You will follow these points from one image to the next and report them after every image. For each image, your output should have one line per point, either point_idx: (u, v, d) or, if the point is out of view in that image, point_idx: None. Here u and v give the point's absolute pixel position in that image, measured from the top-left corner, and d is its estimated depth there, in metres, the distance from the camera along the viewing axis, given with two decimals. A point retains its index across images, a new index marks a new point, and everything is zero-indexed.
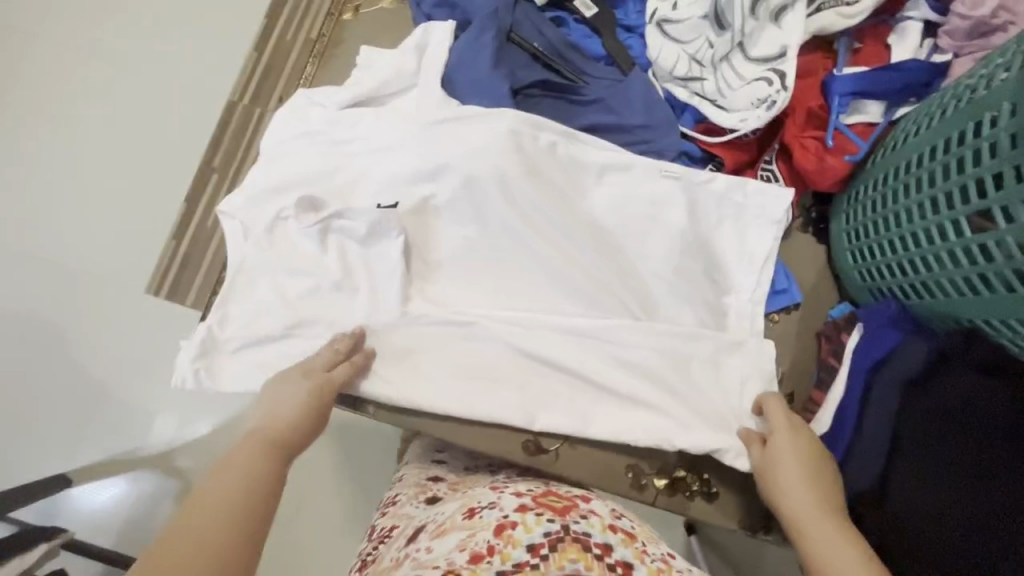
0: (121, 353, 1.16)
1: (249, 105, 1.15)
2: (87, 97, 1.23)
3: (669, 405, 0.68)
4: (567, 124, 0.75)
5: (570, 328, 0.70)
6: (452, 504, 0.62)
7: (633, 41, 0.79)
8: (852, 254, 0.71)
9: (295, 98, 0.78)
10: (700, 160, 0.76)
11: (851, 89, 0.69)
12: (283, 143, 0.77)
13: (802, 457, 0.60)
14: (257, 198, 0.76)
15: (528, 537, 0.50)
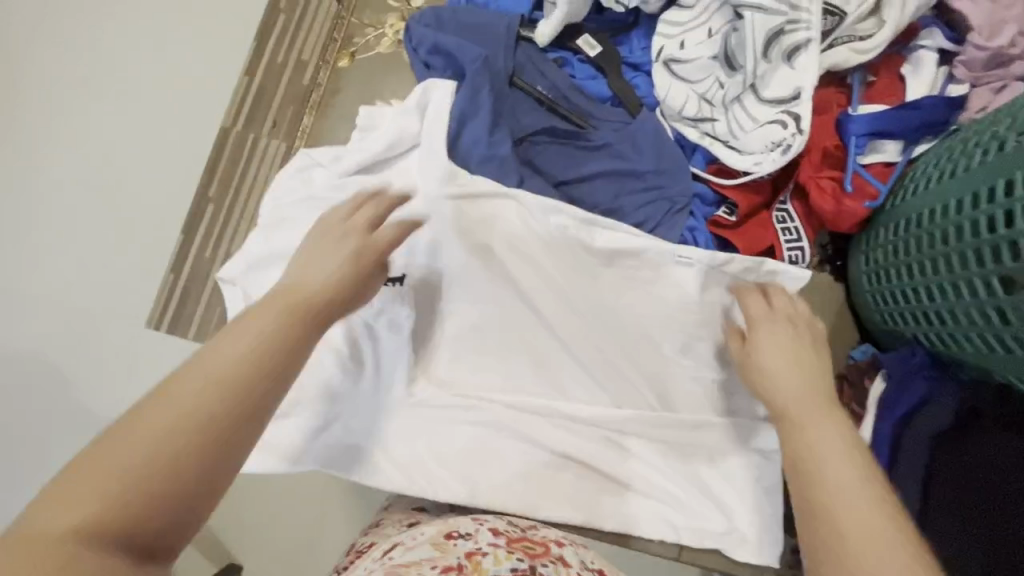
0: None
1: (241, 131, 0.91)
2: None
3: (672, 470, 0.70)
4: (575, 172, 0.73)
5: (583, 403, 0.72)
6: (432, 528, 0.56)
7: (639, 80, 0.76)
8: (872, 297, 0.70)
9: (297, 158, 0.75)
10: (713, 202, 0.74)
11: (868, 129, 0.67)
12: (284, 207, 0.75)
13: (787, 346, 0.53)
14: (257, 266, 0.74)
15: (495, 568, 0.46)
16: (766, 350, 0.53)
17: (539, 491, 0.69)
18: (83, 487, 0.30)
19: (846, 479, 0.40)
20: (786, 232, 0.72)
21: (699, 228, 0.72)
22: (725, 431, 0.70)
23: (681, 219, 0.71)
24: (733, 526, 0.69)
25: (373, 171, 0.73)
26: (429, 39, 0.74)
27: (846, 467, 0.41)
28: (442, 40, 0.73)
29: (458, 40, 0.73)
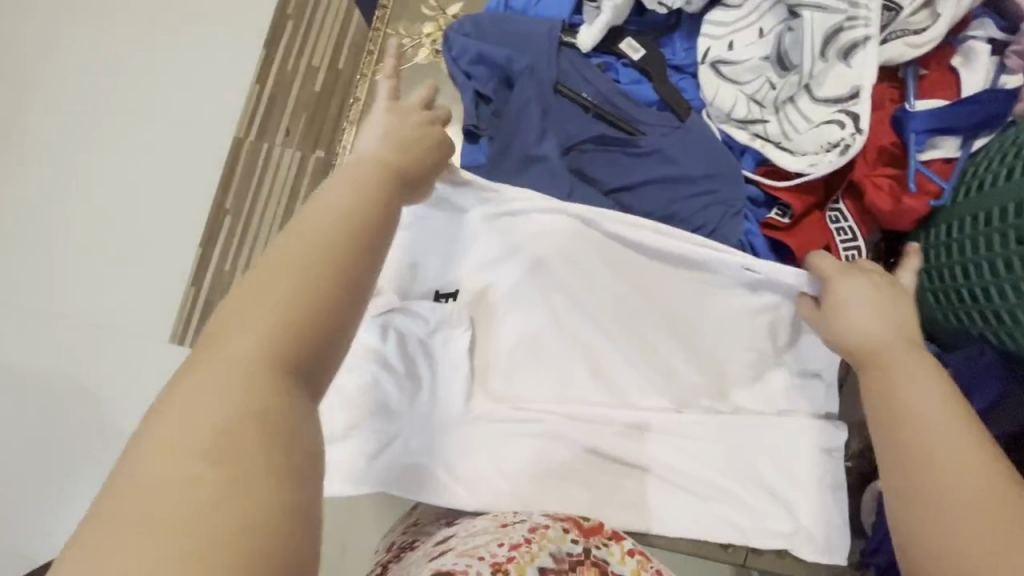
0: None
1: (250, 138, 0.95)
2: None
3: (735, 472, 0.69)
4: (625, 178, 0.72)
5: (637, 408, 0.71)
6: (484, 520, 0.58)
7: (686, 83, 0.75)
8: (933, 296, 0.69)
9: None
10: (763, 203, 0.73)
11: (928, 126, 0.65)
12: None
13: (870, 297, 0.59)
14: None
15: (556, 545, 0.48)
16: (850, 308, 0.59)
17: (606, 501, 0.69)
18: (235, 336, 0.34)
19: (941, 434, 0.47)
20: (841, 232, 0.71)
21: (753, 231, 0.72)
22: (792, 432, 0.69)
23: (738, 223, 0.70)
24: (799, 529, 0.68)
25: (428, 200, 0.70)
26: (473, 48, 0.73)
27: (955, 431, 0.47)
28: (488, 48, 0.73)
29: (505, 49, 0.72)
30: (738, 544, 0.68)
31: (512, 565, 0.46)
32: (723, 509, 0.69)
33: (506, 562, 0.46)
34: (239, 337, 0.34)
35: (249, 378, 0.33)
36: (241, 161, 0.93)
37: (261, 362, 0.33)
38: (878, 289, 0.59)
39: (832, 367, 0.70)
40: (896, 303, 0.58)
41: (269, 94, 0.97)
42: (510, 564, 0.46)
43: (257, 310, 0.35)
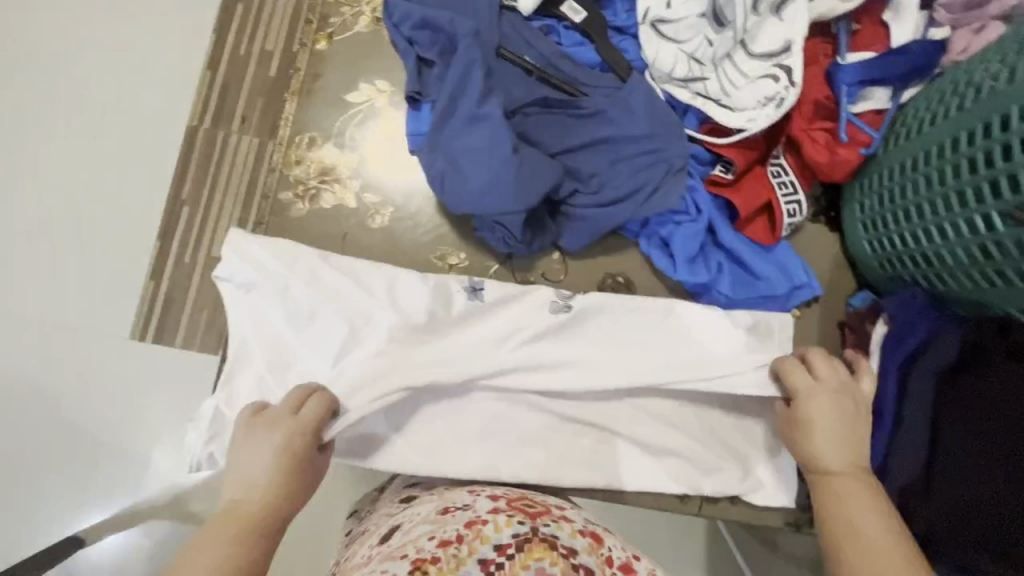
0: (105, 410, 1.05)
1: (209, 128, 1.09)
2: (68, 103, 1.11)
3: (688, 423, 0.72)
4: (569, 140, 0.71)
5: (588, 365, 0.69)
6: (430, 503, 0.60)
7: (627, 44, 0.75)
8: (870, 244, 0.71)
9: (236, 241, 0.69)
10: (708, 162, 0.75)
11: (860, 78, 0.67)
12: (245, 279, 0.69)
13: (834, 417, 0.60)
14: (246, 284, 0.69)
15: (497, 535, 0.50)
16: (819, 436, 0.60)
17: (561, 463, 0.69)
18: None
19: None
20: (782, 186, 0.73)
21: (697, 188, 0.73)
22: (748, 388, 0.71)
23: (681, 180, 0.71)
24: (750, 474, 0.71)
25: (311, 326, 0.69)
26: (414, 14, 0.71)
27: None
28: (430, 13, 0.71)
29: (447, 13, 0.71)
30: (693, 494, 0.70)
31: (433, 567, 0.47)
32: (676, 461, 0.71)
33: (429, 560, 0.48)
34: None
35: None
36: (197, 149, 1.08)
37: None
38: (845, 412, 0.61)
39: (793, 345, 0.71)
40: (853, 417, 0.61)
41: (228, 83, 1.09)
42: (432, 565, 0.48)
43: None
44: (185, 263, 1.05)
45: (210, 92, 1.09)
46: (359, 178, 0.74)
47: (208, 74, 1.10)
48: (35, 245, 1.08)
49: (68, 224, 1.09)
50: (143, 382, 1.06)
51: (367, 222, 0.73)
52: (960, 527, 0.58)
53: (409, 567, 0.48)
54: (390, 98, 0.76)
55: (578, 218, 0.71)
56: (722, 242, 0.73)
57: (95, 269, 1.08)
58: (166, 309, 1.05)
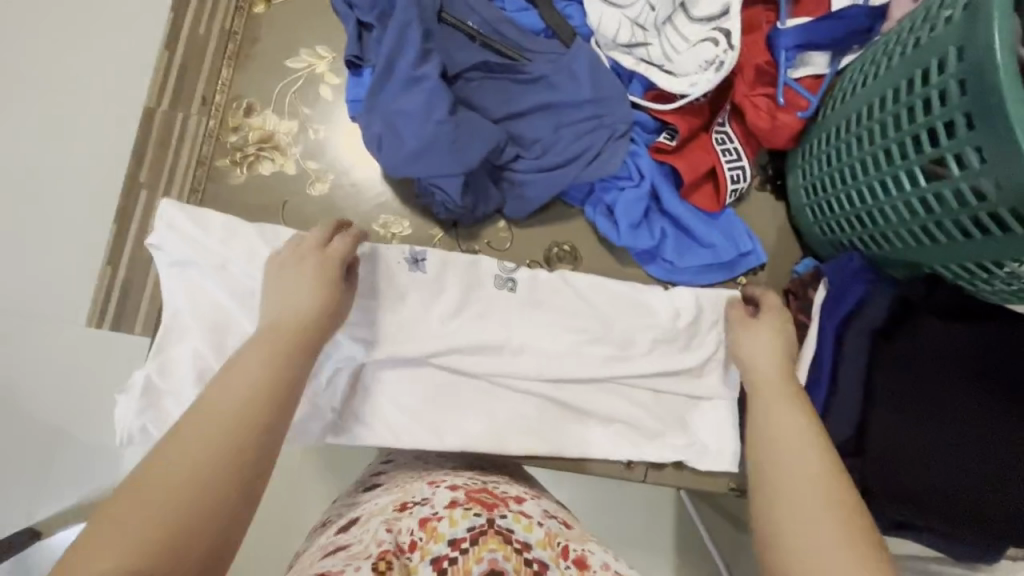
0: (64, 395, 1.05)
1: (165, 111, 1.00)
2: (18, 82, 1.09)
3: (637, 393, 0.71)
4: (511, 105, 0.71)
5: (539, 348, 0.69)
6: (387, 496, 0.57)
7: (572, 10, 0.74)
8: (811, 210, 0.72)
9: (169, 212, 0.66)
10: (654, 130, 0.74)
11: (797, 42, 0.67)
12: (180, 253, 0.66)
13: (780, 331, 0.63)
14: (180, 256, 0.66)
15: (451, 531, 0.47)
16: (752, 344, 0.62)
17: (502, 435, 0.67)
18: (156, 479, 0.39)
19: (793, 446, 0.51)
20: (726, 152, 0.73)
21: (640, 154, 0.73)
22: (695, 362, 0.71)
23: (623, 145, 0.71)
24: (694, 438, 0.71)
25: (253, 301, 0.66)
26: None
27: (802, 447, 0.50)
28: None
29: None
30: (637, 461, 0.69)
31: (398, 557, 0.46)
32: (619, 428, 0.70)
33: (393, 550, 0.46)
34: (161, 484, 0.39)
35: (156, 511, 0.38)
36: (153, 131, 1.00)
37: (176, 499, 0.39)
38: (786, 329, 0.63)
39: None
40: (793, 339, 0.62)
41: (186, 68, 1.02)
42: (398, 556, 0.46)
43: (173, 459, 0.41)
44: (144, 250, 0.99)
45: (166, 75, 1.02)
46: (300, 144, 0.72)
47: (164, 54, 1.03)
48: None
49: (22, 206, 1.07)
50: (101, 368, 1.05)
51: (306, 189, 0.72)
52: (888, 481, 0.60)
53: (374, 560, 0.45)
54: (331, 65, 0.74)
55: (521, 183, 0.70)
56: (668, 209, 0.73)
57: (48, 252, 1.07)
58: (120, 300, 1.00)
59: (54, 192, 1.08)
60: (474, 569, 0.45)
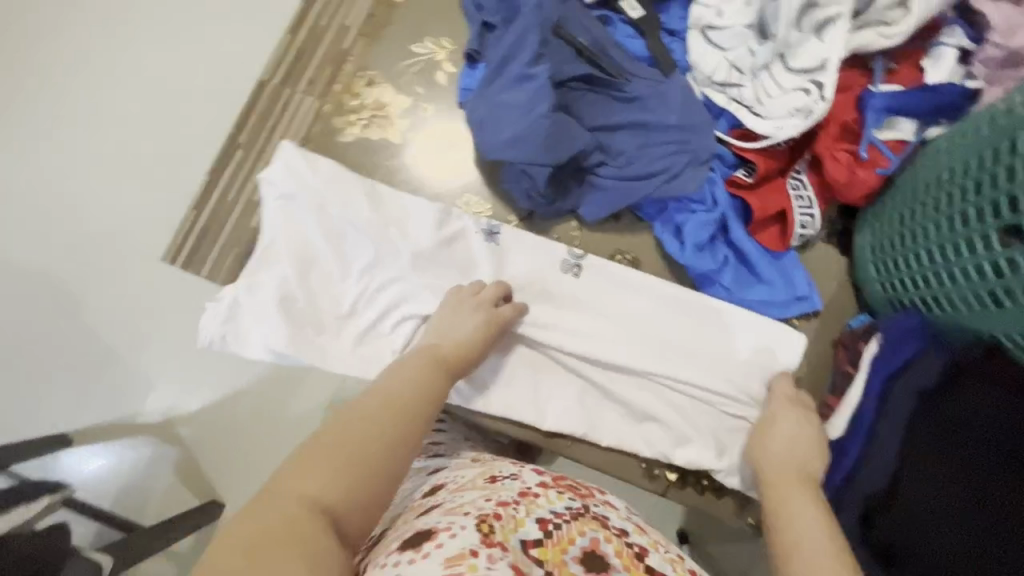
0: (136, 321, 1.19)
1: (277, 85, 1.13)
2: (159, 38, 1.24)
3: (670, 404, 0.74)
4: (605, 118, 0.77)
5: (585, 335, 0.74)
6: (470, 468, 0.62)
7: (675, 46, 0.81)
8: (875, 267, 0.74)
9: (285, 152, 0.74)
10: (733, 164, 0.78)
11: (887, 104, 0.71)
12: (286, 188, 0.73)
13: (797, 429, 0.66)
14: (289, 192, 0.73)
15: (550, 505, 0.53)
16: (780, 428, 0.67)
17: (541, 408, 0.73)
18: (332, 447, 0.47)
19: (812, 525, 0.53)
20: (799, 198, 0.76)
21: (717, 182, 0.77)
22: (732, 383, 0.73)
23: (702, 172, 0.75)
24: (723, 455, 0.72)
25: (344, 241, 0.73)
26: None
27: (812, 521, 0.54)
28: None
29: None
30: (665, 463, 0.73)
31: (497, 523, 0.49)
32: (644, 434, 0.74)
33: (493, 516, 0.49)
34: (339, 453, 0.47)
35: (333, 461, 0.46)
36: (264, 98, 1.13)
37: (351, 462, 0.47)
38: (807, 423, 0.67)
39: (785, 347, 0.74)
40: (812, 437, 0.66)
41: (303, 50, 1.14)
42: (496, 521, 0.49)
43: (351, 436, 0.48)
44: (227, 201, 1.09)
45: (287, 54, 1.15)
46: (410, 119, 0.80)
47: (291, 36, 1.16)
48: (102, 156, 1.22)
49: (141, 147, 1.21)
50: (172, 303, 1.19)
51: (407, 157, 0.80)
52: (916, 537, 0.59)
53: (475, 520, 0.48)
54: (450, 55, 0.82)
55: (601, 188, 0.76)
56: (733, 239, 0.77)
57: (150, 189, 1.20)
58: (199, 239, 1.07)
59: (169, 137, 1.21)
60: (577, 541, 0.50)
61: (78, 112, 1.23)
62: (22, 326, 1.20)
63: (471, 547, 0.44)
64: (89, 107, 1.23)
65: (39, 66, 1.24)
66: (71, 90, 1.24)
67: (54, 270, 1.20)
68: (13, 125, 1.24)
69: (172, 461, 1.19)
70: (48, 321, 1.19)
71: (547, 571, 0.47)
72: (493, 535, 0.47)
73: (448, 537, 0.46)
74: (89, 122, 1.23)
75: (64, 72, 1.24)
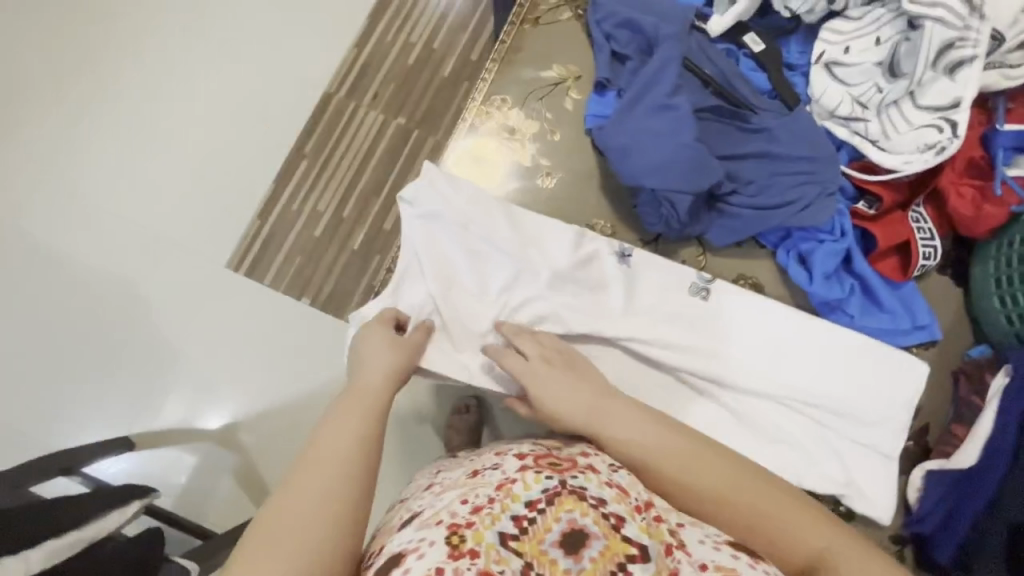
0: (195, 322, 1.22)
1: (342, 98, 1.31)
2: (231, 54, 1.32)
3: (798, 428, 0.76)
4: (733, 147, 0.79)
5: (716, 356, 0.77)
6: (461, 469, 0.63)
7: (797, 79, 0.84)
8: (999, 299, 0.75)
9: (426, 171, 0.77)
10: (852, 195, 0.81)
11: (1014, 143, 0.75)
12: (432, 207, 0.75)
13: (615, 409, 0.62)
14: (434, 208, 0.75)
15: (527, 493, 0.52)
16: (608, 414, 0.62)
17: None
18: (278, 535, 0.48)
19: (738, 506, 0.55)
20: (922, 231, 0.78)
21: (844, 213, 0.79)
22: (861, 409, 0.75)
23: (831, 204, 0.77)
24: (850, 480, 0.75)
25: (485, 260, 0.75)
26: (618, 15, 0.81)
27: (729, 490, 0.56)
28: (635, 16, 0.80)
29: (652, 18, 0.80)
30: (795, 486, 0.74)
31: (469, 530, 0.49)
32: (773, 459, 0.75)
33: (463, 524, 0.50)
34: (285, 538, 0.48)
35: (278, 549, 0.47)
36: (330, 111, 1.30)
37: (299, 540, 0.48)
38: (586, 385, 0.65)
39: (914, 376, 0.75)
40: (601, 393, 0.64)
41: (368, 65, 1.31)
42: (468, 529, 0.49)
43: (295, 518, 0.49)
44: (292, 210, 1.26)
45: (351, 69, 1.31)
46: (539, 144, 0.83)
47: (354, 52, 1.31)
48: (177, 170, 1.28)
49: (217, 161, 1.28)
50: (238, 307, 1.23)
51: (538, 181, 0.82)
52: None
53: (446, 532, 0.50)
54: (578, 82, 0.84)
55: (732, 216, 0.78)
56: (857, 269, 0.79)
57: (221, 200, 1.27)
58: (266, 244, 1.25)
59: (237, 152, 1.29)
60: (555, 527, 0.50)
61: (154, 124, 1.30)
62: (97, 328, 1.22)
63: (438, 564, 0.47)
64: (166, 122, 1.30)
65: (117, 83, 1.32)
66: (160, 103, 1.31)
67: (124, 274, 1.24)
68: (106, 135, 1.30)
69: (232, 466, 1.18)
70: (113, 323, 1.23)
71: (526, 565, 0.48)
72: (463, 544, 0.48)
73: (417, 558, 0.48)
74: (163, 136, 1.30)
75: (156, 88, 1.32)
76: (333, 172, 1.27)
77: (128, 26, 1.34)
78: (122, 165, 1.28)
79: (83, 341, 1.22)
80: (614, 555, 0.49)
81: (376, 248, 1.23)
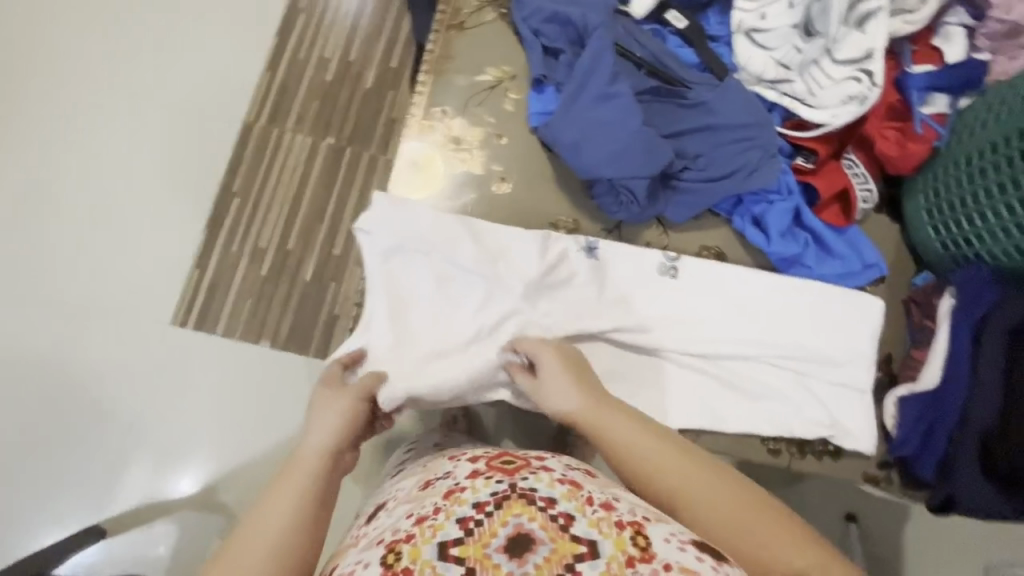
0: (150, 387, 1.14)
1: (263, 125, 1.24)
2: (136, 96, 1.24)
3: (780, 382, 0.79)
4: (674, 125, 0.82)
5: (693, 329, 0.79)
6: (411, 479, 0.63)
7: (722, 50, 0.87)
8: (932, 229, 0.82)
9: (377, 200, 0.74)
10: (789, 152, 0.85)
11: (925, 84, 0.80)
12: (391, 234, 0.73)
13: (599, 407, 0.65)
14: (391, 233, 0.73)
15: (474, 496, 0.52)
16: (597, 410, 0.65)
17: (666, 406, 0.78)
18: None
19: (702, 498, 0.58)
20: (857, 176, 0.83)
21: (787, 171, 0.83)
22: (832, 354, 0.79)
23: (774, 165, 0.81)
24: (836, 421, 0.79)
25: (456, 278, 0.74)
26: (543, 10, 0.81)
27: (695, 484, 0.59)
28: (560, 9, 0.80)
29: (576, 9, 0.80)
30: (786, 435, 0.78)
31: (406, 546, 0.49)
32: (763, 416, 0.78)
33: (402, 540, 0.50)
34: None
35: None
36: (253, 139, 1.23)
37: None
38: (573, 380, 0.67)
39: (873, 314, 0.80)
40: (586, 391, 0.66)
41: (285, 87, 1.25)
42: (405, 544, 0.50)
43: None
44: (233, 251, 1.19)
45: (268, 93, 1.24)
46: (488, 149, 0.82)
47: (267, 75, 1.25)
48: (96, 227, 1.19)
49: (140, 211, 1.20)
50: (192, 363, 1.15)
51: (494, 188, 0.81)
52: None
53: (386, 549, 0.50)
54: (514, 82, 0.83)
55: (685, 192, 0.81)
56: (807, 222, 0.83)
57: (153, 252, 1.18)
58: (211, 291, 1.17)
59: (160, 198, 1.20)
60: (501, 532, 0.49)
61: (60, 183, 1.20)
62: (37, 413, 1.12)
63: None
64: (75, 178, 1.20)
65: (14, 144, 1.22)
66: (66, 160, 1.21)
67: (58, 350, 1.14)
68: (8, 202, 1.19)
69: (218, 528, 1.10)
70: (55, 404, 1.13)
71: (467, 569, 0.47)
72: (398, 562, 0.48)
73: None
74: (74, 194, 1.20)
75: (58, 145, 1.22)
76: (269, 204, 1.21)
77: (19, 86, 1.24)
78: (37, 235, 1.18)
79: (27, 432, 1.12)
80: (562, 556, 0.48)
81: (328, 276, 1.19)
